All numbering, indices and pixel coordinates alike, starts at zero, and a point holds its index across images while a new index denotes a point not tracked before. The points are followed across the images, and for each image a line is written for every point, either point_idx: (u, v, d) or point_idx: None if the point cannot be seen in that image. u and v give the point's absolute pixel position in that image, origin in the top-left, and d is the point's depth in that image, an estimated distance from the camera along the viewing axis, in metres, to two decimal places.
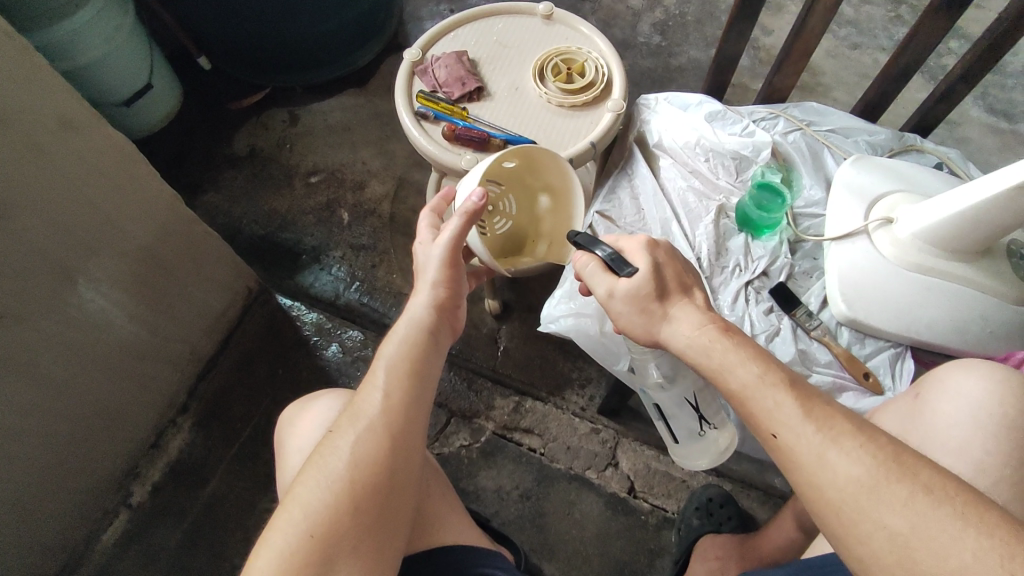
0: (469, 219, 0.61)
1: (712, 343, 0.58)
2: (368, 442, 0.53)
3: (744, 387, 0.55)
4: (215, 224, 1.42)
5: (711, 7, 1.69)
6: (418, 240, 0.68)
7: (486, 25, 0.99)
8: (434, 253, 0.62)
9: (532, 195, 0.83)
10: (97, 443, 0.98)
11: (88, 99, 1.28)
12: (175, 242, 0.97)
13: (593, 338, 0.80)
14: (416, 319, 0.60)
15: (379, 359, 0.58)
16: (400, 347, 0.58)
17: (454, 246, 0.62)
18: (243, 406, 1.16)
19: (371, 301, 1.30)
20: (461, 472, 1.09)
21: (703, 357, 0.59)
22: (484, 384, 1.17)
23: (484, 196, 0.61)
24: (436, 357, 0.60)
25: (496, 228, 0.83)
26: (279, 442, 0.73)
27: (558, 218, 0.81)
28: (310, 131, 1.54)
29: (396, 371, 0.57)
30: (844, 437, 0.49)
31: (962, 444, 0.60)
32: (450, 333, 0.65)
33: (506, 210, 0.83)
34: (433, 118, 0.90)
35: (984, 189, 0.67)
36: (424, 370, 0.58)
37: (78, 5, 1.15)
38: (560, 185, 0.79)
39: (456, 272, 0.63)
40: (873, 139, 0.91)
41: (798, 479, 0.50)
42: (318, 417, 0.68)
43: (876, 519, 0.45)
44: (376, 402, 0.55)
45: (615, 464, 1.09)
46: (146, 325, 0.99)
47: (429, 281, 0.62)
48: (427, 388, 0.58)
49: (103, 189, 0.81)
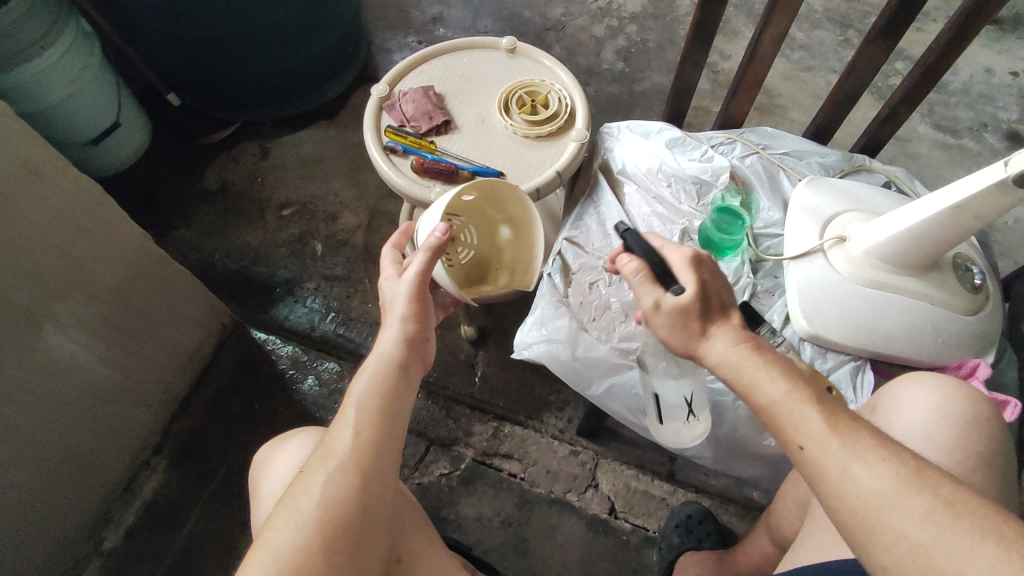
0: (432, 253, 0.62)
1: (745, 361, 0.60)
2: (339, 481, 0.53)
3: (773, 402, 0.57)
4: (187, 260, 1.41)
5: (671, 34, 1.75)
6: (383, 275, 0.68)
7: (452, 60, 1.02)
8: (401, 288, 0.63)
9: (493, 225, 0.86)
10: (68, 490, 0.96)
11: (54, 140, 1.28)
12: (146, 282, 0.97)
13: (566, 362, 0.78)
14: (385, 354, 0.61)
15: (349, 397, 0.59)
16: (369, 384, 0.59)
17: (419, 280, 0.63)
18: (218, 444, 1.15)
19: (347, 331, 1.30)
20: (441, 501, 1.09)
21: (734, 376, 0.61)
22: (462, 411, 1.17)
23: (447, 231, 0.62)
24: (409, 391, 0.61)
25: (460, 258, 0.85)
26: (252, 484, 0.72)
27: (518, 248, 0.85)
28: (282, 164, 1.55)
29: (366, 408, 0.57)
30: (868, 451, 0.51)
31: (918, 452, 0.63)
32: (422, 366, 0.65)
33: (468, 240, 0.86)
34: (401, 151, 0.92)
35: (923, 211, 0.71)
36: (396, 406, 0.59)
37: (42, 47, 1.15)
38: (516, 212, 0.82)
39: (423, 306, 0.64)
40: (825, 161, 0.95)
41: (822, 491, 0.52)
42: (291, 456, 0.68)
43: (899, 531, 0.47)
44: (347, 441, 0.56)
45: (596, 485, 1.10)
46: (117, 367, 0.97)
47: (398, 316, 0.63)
48: (399, 423, 0.59)
49: (68, 233, 0.81)
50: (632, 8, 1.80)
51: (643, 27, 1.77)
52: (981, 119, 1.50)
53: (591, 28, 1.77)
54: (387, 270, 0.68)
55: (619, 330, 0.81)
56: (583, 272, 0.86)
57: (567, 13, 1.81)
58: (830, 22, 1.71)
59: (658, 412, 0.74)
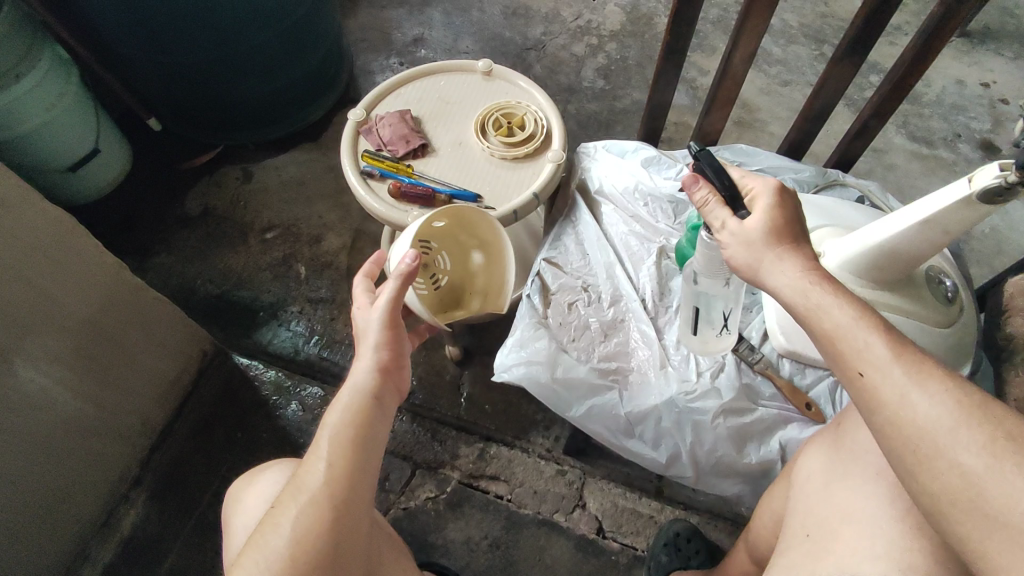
0: (403, 280, 0.62)
1: (813, 287, 0.58)
2: (310, 517, 0.53)
3: (838, 328, 0.54)
4: (169, 286, 1.40)
5: (650, 51, 1.78)
6: (355, 304, 0.68)
7: (429, 83, 1.03)
8: (374, 315, 0.62)
9: (464, 251, 0.88)
10: (42, 525, 0.94)
11: (32, 168, 1.27)
12: (121, 312, 0.96)
13: (544, 385, 0.77)
14: (359, 383, 0.60)
15: (323, 430, 0.58)
16: (342, 415, 0.58)
17: (392, 307, 0.63)
18: (200, 474, 1.13)
19: (331, 354, 1.29)
20: (428, 526, 1.07)
21: (800, 300, 0.58)
22: (448, 433, 1.16)
23: (416, 257, 0.62)
24: (384, 421, 0.60)
25: (434, 285, 0.85)
26: (224, 521, 0.70)
27: (490, 272, 0.86)
28: (265, 187, 1.55)
29: (339, 441, 0.57)
30: (933, 380, 0.47)
31: (881, 466, 0.61)
32: (397, 394, 0.65)
33: (441, 266, 0.87)
34: (379, 176, 0.92)
35: (883, 231, 0.73)
36: (369, 437, 0.58)
37: (17, 76, 1.15)
38: (485, 234, 0.84)
39: (397, 333, 0.64)
40: (799, 177, 0.96)
41: (878, 420, 0.49)
42: (263, 490, 0.67)
43: (953, 459, 0.44)
44: (319, 475, 0.55)
45: (583, 505, 1.09)
46: (91, 399, 0.96)
47: (372, 343, 0.62)
48: (372, 454, 0.58)
49: (39, 265, 0.80)
50: (611, 26, 1.83)
51: (622, 45, 1.79)
52: (955, 130, 1.53)
53: (572, 47, 1.79)
54: (359, 299, 0.68)
55: (599, 349, 0.81)
56: (562, 292, 0.86)
57: (547, 32, 1.83)
58: (805, 37, 1.74)
59: (693, 322, 0.79)
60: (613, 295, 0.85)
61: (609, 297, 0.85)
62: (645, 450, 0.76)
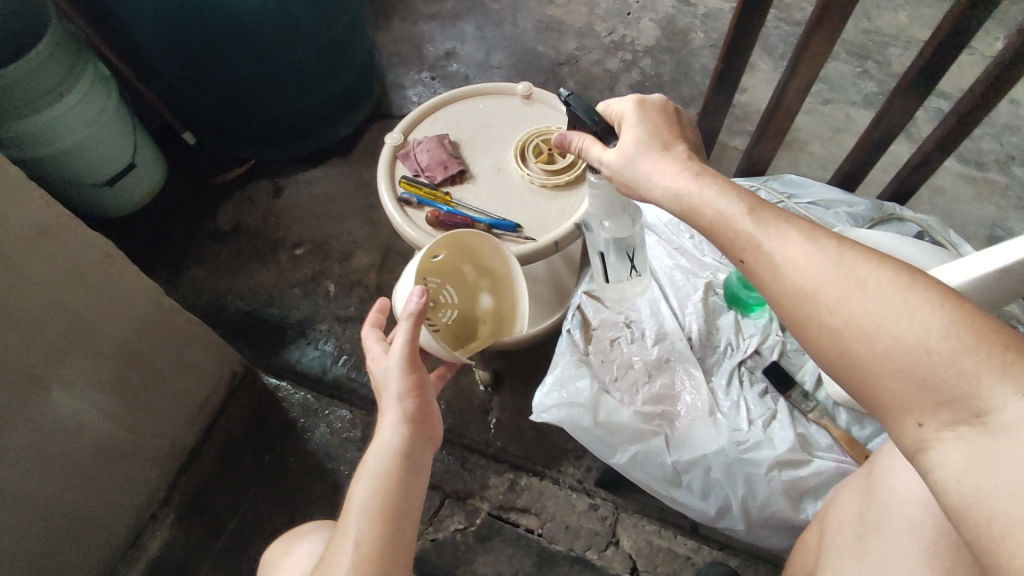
0: (411, 323, 0.59)
1: (691, 187, 0.60)
2: None
3: (720, 218, 0.57)
4: (199, 301, 1.40)
5: (686, 67, 1.74)
6: (371, 351, 0.66)
7: (467, 106, 1.00)
8: (391, 367, 0.61)
9: (473, 282, 0.83)
10: (71, 548, 0.93)
11: (70, 182, 1.28)
12: (154, 335, 0.95)
13: (587, 430, 0.74)
14: (385, 446, 0.59)
15: (352, 502, 0.58)
16: (371, 483, 0.58)
17: (409, 353, 0.60)
18: (228, 497, 1.12)
19: (359, 375, 1.27)
20: (457, 560, 1.04)
21: (679, 205, 0.61)
22: (478, 461, 1.14)
23: (423, 293, 0.59)
24: (415, 479, 0.60)
25: (442, 321, 0.81)
26: None
27: (502, 305, 0.82)
28: (296, 203, 1.54)
29: (370, 512, 0.57)
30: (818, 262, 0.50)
31: (915, 524, 0.57)
32: (430, 443, 0.63)
33: (447, 300, 0.82)
34: (416, 203, 0.90)
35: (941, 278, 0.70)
36: (400, 501, 0.58)
37: (60, 94, 1.16)
38: (495, 269, 0.81)
39: (418, 379, 0.62)
40: (853, 211, 0.91)
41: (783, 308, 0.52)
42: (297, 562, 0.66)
43: (828, 324, 0.48)
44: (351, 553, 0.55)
45: (616, 542, 1.05)
46: (124, 423, 0.95)
47: (392, 398, 0.61)
48: (405, 518, 0.58)
49: (78, 292, 0.79)
50: (647, 41, 1.79)
51: (657, 61, 1.75)
52: (1009, 152, 1.46)
53: (605, 62, 1.76)
54: (373, 348, 0.66)
55: (643, 391, 0.78)
56: (604, 328, 0.83)
57: (581, 47, 1.80)
58: (848, 53, 1.68)
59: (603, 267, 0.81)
60: (658, 331, 0.82)
61: (653, 335, 0.82)
62: (693, 501, 0.72)
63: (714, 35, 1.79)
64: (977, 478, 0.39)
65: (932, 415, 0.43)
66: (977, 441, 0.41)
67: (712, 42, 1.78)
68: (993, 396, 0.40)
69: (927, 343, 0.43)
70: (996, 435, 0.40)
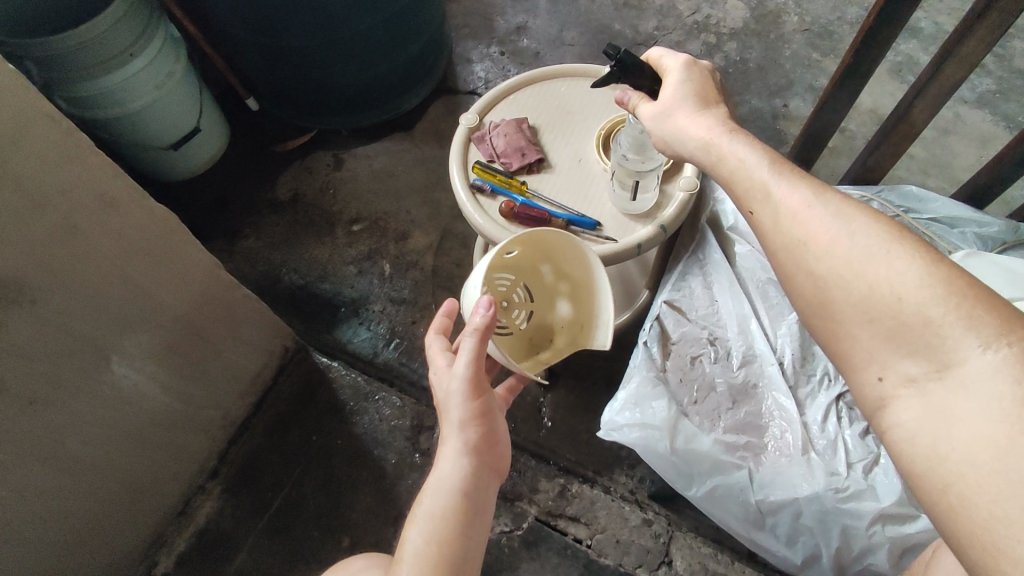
0: (472, 338, 0.56)
1: (721, 139, 0.61)
2: None
3: (732, 172, 0.59)
4: (254, 271, 1.38)
5: (776, 53, 1.60)
6: (433, 368, 0.63)
7: (548, 88, 0.93)
8: (453, 388, 0.57)
9: (550, 285, 0.79)
10: (124, 513, 0.93)
11: (136, 142, 1.27)
12: (212, 310, 0.93)
13: (662, 456, 0.68)
14: (444, 480, 0.56)
15: (406, 543, 0.55)
16: (427, 524, 0.54)
17: (472, 374, 0.57)
18: (274, 474, 1.11)
19: (410, 360, 1.24)
20: (501, 562, 1.00)
21: (704, 156, 0.62)
22: (527, 463, 1.09)
23: (489, 307, 0.56)
24: (476, 519, 0.56)
25: (516, 323, 0.79)
26: None
27: (580, 312, 0.76)
28: (354, 176, 1.50)
29: (426, 557, 0.53)
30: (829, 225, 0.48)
31: None
32: (494, 475, 0.59)
33: (521, 300, 0.79)
34: (489, 192, 0.84)
35: None
36: (459, 544, 0.54)
37: (131, 54, 1.14)
38: (573, 273, 0.75)
39: (481, 404, 0.58)
40: (982, 232, 0.82)
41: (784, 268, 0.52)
42: None
43: (809, 270, 0.49)
44: None
45: (669, 562, 0.99)
46: (178, 395, 0.94)
47: (454, 423, 0.57)
48: (464, 565, 0.54)
49: (141, 263, 0.77)
50: (733, 23, 1.66)
51: (743, 45, 1.62)
52: None
53: (686, 44, 1.64)
54: (436, 363, 0.63)
55: (725, 418, 0.72)
56: (684, 343, 0.77)
57: (661, 26, 1.68)
58: None
59: (634, 189, 0.80)
60: (746, 354, 0.76)
61: (739, 356, 0.76)
62: (777, 546, 0.68)
63: (808, 18, 1.65)
64: (931, 433, 0.40)
65: (893, 369, 0.43)
66: (935, 395, 0.41)
67: (805, 27, 1.63)
68: (957, 349, 0.40)
69: (932, 317, 0.42)
70: (955, 389, 0.40)
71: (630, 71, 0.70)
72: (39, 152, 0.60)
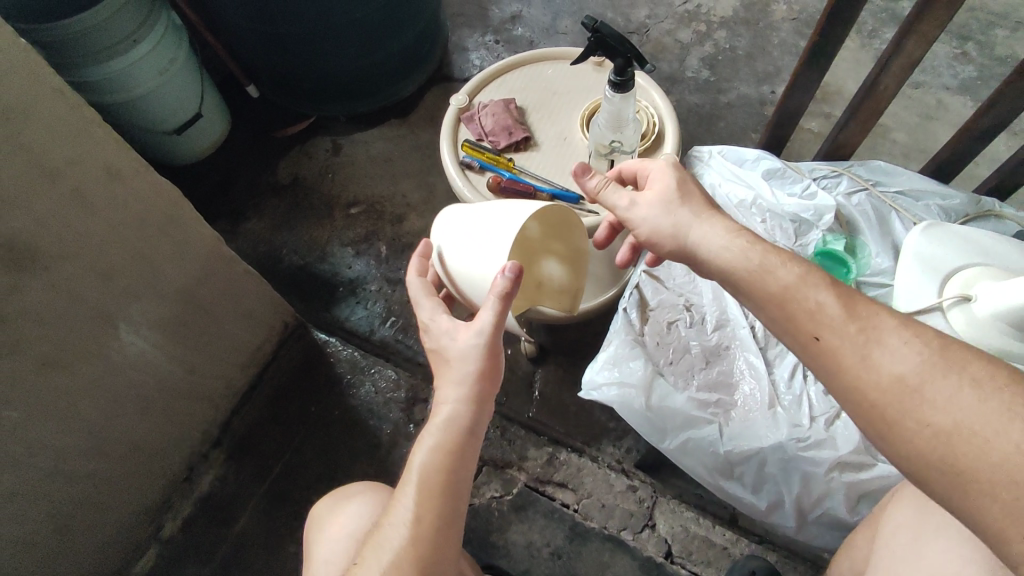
0: (500, 300, 0.60)
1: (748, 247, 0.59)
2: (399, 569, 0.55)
3: None
4: (256, 253, 1.42)
5: (764, 41, 1.64)
6: (435, 317, 0.65)
7: (536, 71, 0.97)
8: (471, 342, 0.61)
9: (530, 239, 0.84)
10: (130, 476, 0.98)
11: (139, 127, 1.31)
12: (215, 283, 0.97)
13: (638, 411, 0.73)
14: (451, 422, 0.60)
15: (410, 473, 0.59)
16: (432, 458, 0.58)
17: (492, 333, 0.61)
18: (273, 444, 1.16)
19: (405, 337, 1.28)
20: (491, 526, 1.05)
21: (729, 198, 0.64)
22: (517, 432, 1.14)
23: (518, 274, 0.60)
24: (476, 458, 0.61)
25: None
26: (308, 539, 0.77)
27: (558, 273, 0.86)
28: (353, 161, 1.54)
29: (430, 488, 0.57)
30: None
31: None
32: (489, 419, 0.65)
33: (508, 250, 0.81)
34: (478, 168, 0.88)
35: None
36: (460, 480, 0.59)
37: (134, 40, 1.18)
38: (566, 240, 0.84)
39: (494, 361, 0.61)
40: (946, 204, 0.87)
41: None
42: (347, 522, 0.72)
43: None
44: (405, 525, 0.57)
45: (652, 526, 1.04)
46: (183, 364, 0.98)
47: (466, 373, 0.61)
48: (463, 497, 0.59)
49: (145, 234, 0.81)
50: (724, 12, 1.70)
51: (733, 33, 1.66)
52: None
53: (677, 33, 1.67)
54: (437, 311, 0.65)
55: (699, 376, 0.77)
56: (661, 310, 0.83)
57: (652, 15, 1.71)
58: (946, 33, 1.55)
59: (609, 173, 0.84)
60: (720, 318, 0.81)
61: (713, 321, 0.82)
62: (743, 493, 0.72)
63: (796, 7, 1.68)
64: None
65: None
66: None
67: (793, 16, 1.67)
68: None
69: None
70: None
71: (607, 43, 0.70)
72: (48, 124, 0.64)
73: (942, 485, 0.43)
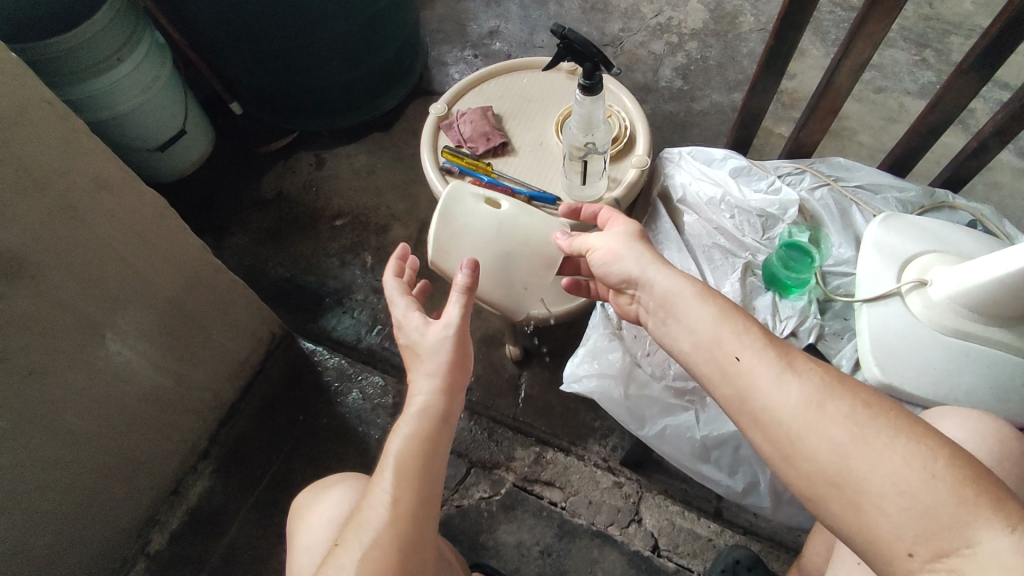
0: (467, 291, 0.66)
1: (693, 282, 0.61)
2: (378, 551, 0.55)
3: None
4: (241, 266, 1.44)
5: (733, 51, 1.70)
6: (403, 313, 0.69)
7: (511, 80, 1.01)
8: (439, 332, 0.65)
9: None
10: (117, 488, 0.98)
11: (124, 145, 1.33)
12: (201, 292, 0.99)
13: (618, 400, 0.78)
14: (425, 409, 0.62)
15: (387, 458, 0.60)
16: (408, 443, 0.60)
17: (459, 326, 0.66)
18: (262, 454, 1.17)
19: (392, 344, 1.30)
20: (480, 526, 1.07)
21: None
22: (505, 433, 1.16)
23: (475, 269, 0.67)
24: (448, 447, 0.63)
25: None
26: (292, 527, 0.80)
27: None
28: (336, 175, 1.57)
29: (406, 471, 0.59)
30: None
31: None
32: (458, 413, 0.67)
33: None
34: (458, 172, 0.91)
35: (986, 271, 0.71)
36: (434, 465, 0.61)
37: (118, 59, 1.20)
38: None
39: (462, 353, 0.66)
40: (902, 197, 0.94)
41: None
42: (329, 509, 0.75)
43: None
44: (384, 508, 0.57)
45: (639, 520, 1.06)
46: (170, 374, 0.99)
47: (437, 362, 0.64)
48: (436, 482, 0.61)
49: (132, 244, 0.83)
50: (693, 24, 1.76)
51: (703, 44, 1.72)
52: None
53: (650, 44, 1.73)
54: (406, 305, 0.70)
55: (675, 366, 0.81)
56: None
57: (626, 28, 1.77)
58: (905, 41, 1.62)
59: (584, 174, 0.86)
60: None
61: None
62: (718, 475, 0.77)
63: (763, 18, 1.75)
64: None
65: None
66: None
67: (760, 26, 1.74)
68: None
69: None
70: None
71: (574, 48, 0.73)
72: (37, 135, 0.66)
73: (838, 491, 0.45)
